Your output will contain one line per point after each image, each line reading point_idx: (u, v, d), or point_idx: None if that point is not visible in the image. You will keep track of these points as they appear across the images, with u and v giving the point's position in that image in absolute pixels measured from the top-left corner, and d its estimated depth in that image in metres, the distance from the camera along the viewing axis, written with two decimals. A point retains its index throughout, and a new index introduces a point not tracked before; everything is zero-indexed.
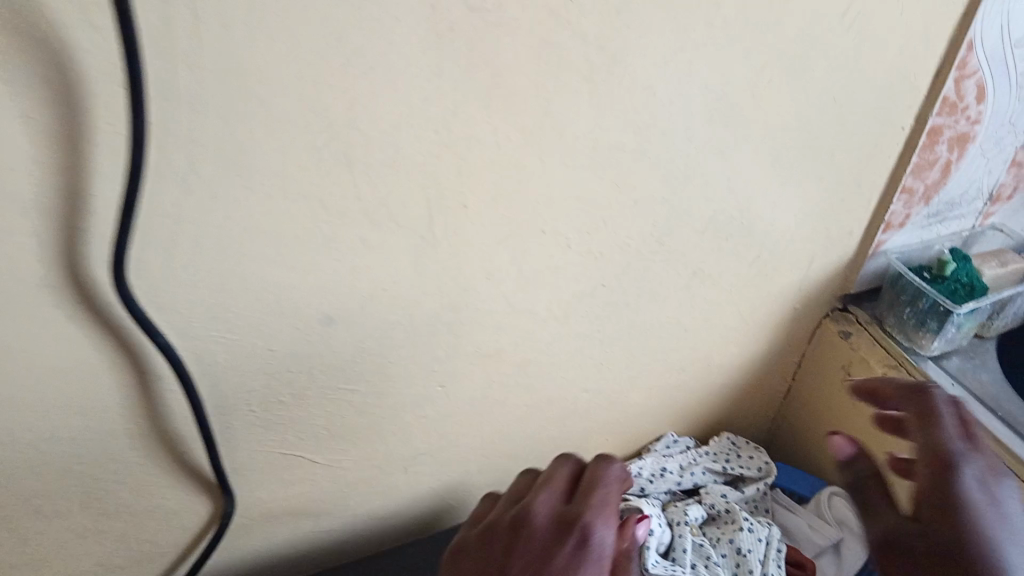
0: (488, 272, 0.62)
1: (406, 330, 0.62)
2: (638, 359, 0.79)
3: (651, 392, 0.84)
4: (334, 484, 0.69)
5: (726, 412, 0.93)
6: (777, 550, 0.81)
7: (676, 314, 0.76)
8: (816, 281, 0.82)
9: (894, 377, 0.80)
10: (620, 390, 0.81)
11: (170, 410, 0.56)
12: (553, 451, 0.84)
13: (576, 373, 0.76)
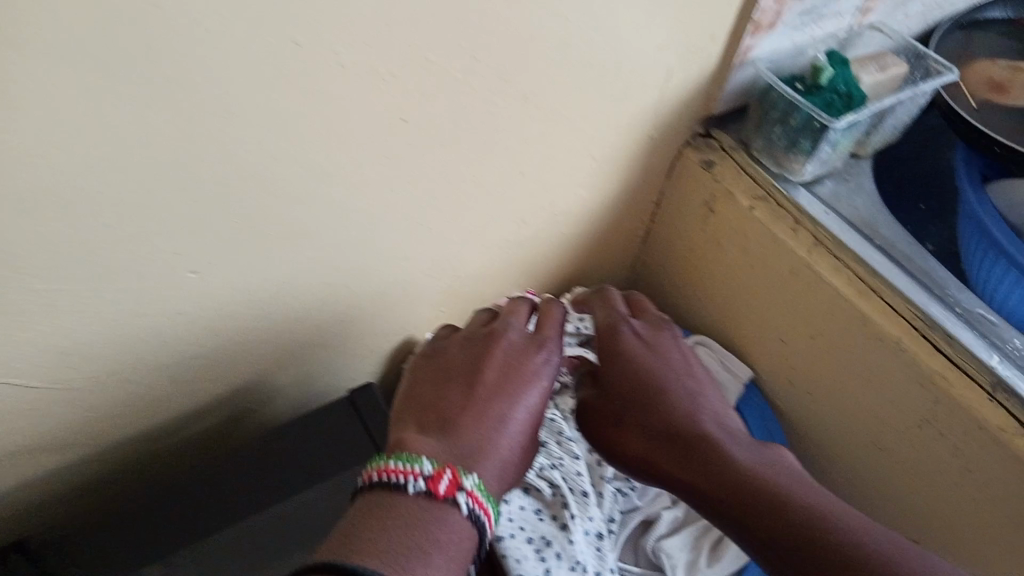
0: (232, 126, 0.44)
1: (121, 214, 0.43)
2: (465, 211, 0.64)
3: (484, 246, 0.70)
4: (74, 404, 0.54)
5: (578, 263, 0.81)
6: None
7: (505, 153, 0.61)
8: (673, 104, 0.68)
9: (761, 209, 0.69)
10: (446, 248, 0.67)
11: None
12: (374, 325, 0.70)
13: (387, 237, 0.60)
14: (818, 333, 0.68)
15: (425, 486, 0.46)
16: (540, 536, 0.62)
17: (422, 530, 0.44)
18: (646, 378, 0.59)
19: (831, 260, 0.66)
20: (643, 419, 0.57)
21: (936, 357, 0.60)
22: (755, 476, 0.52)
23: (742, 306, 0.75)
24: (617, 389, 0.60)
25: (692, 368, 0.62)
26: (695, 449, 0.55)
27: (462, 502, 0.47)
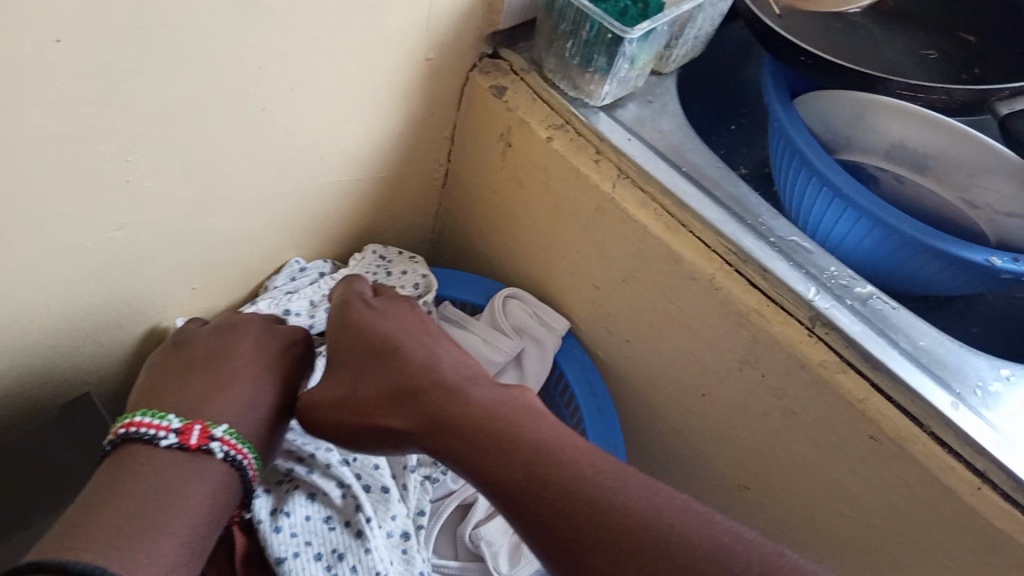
0: None
1: None
2: (193, 153, 0.51)
3: (235, 200, 0.57)
4: None
5: (367, 216, 0.70)
6: None
7: (233, 81, 0.48)
8: (448, 18, 0.57)
9: (559, 139, 0.61)
10: (181, 203, 0.54)
11: None
12: (103, 299, 0.56)
13: (80, 185, 0.47)
14: (631, 276, 0.61)
15: (177, 441, 0.48)
16: (329, 546, 0.54)
17: (148, 515, 0.44)
18: (381, 341, 0.55)
19: (637, 192, 0.58)
20: (378, 384, 0.52)
21: (752, 293, 0.54)
22: (485, 417, 0.47)
23: (550, 251, 0.67)
24: (354, 356, 0.55)
25: (433, 327, 0.58)
26: (426, 403, 0.50)
27: (216, 450, 0.49)
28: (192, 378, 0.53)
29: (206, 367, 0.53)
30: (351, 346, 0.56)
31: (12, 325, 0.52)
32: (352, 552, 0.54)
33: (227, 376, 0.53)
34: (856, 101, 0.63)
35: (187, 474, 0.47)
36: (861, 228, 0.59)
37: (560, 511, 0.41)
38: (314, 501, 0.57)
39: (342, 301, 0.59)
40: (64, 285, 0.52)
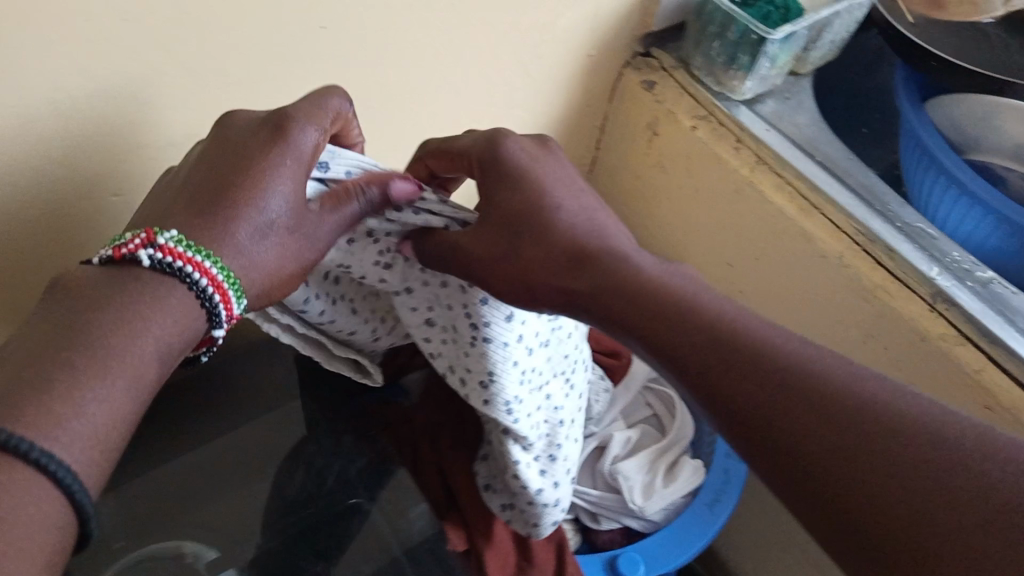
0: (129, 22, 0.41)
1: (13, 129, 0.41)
2: (398, 130, 0.61)
3: None
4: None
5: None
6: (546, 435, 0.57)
7: (437, 66, 0.58)
8: (610, 19, 0.65)
9: (703, 128, 0.68)
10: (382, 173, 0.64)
11: None
12: None
13: None
14: (764, 254, 0.67)
15: (108, 255, 0.39)
16: (471, 312, 0.48)
17: (75, 339, 0.36)
18: (537, 206, 0.45)
19: (774, 176, 0.65)
20: (534, 243, 0.44)
21: (877, 271, 0.60)
22: (655, 287, 0.42)
23: (687, 230, 0.74)
24: (501, 216, 0.45)
25: (589, 200, 0.47)
26: (589, 265, 0.43)
27: (147, 259, 0.39)
28: (214, 175, 0.42)
29: (240, 161, 0.42)
30: (494, 206, 0.46)
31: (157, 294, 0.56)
32: (468, 366, 0.49)
33: (251, 184, 0.41)
34: (984, 105, 0.68)
35: (127, 329, 0.37)
36: (987, 225, 0.63)
37: (780, 400, 0.35)
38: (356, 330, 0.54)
39: (447, 142, 0.48)
40: None
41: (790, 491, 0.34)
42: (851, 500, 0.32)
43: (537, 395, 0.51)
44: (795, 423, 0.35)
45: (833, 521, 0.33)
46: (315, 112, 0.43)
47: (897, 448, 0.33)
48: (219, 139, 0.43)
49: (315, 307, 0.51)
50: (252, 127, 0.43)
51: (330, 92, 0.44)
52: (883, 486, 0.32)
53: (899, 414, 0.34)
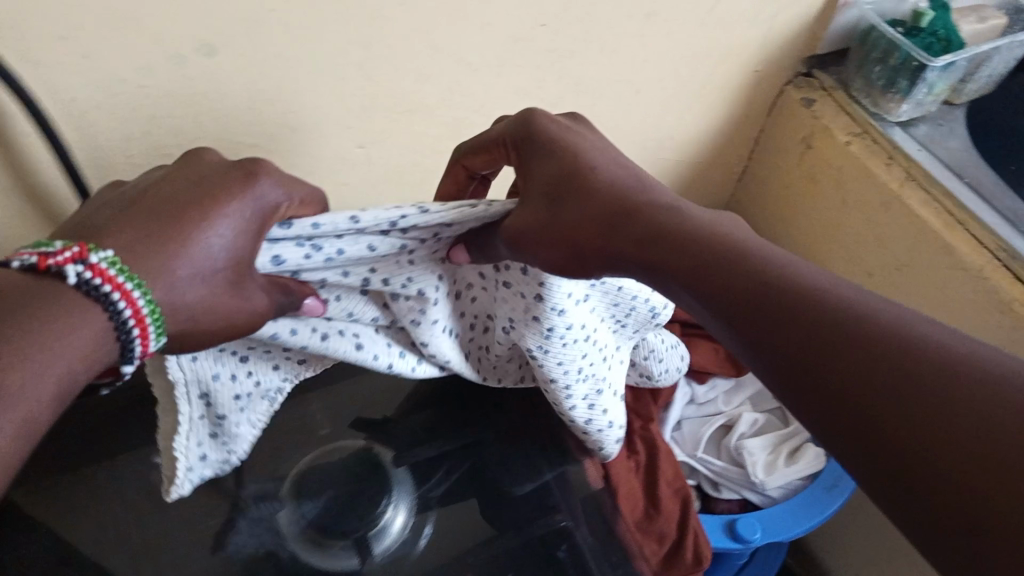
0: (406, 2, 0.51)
1: (304, 80, 0.52)
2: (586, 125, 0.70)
3: None
4: None
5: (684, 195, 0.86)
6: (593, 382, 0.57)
7: (628, 70, 0.66)
8: (781, 40, 0.72)
9: (857, 144, 0.74)
10: None
11: (40, 169, 0.49)
12: None
13: None
14: (906, 266, 0.72)
15: (33, 261, 0.34)
16: (499, 264, 0.51)
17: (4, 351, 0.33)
18: (576, 169, 0.46)
19: (922, 193, 0.70)
20: (580, 204, 0.45)
21: (1017, 287, 0.64)
22: (707, 235, 0.40)
23: (831, 241, 0.80)
24: (545, 184, 0.46)
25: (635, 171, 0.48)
26: (635, 218, 0.43)
27: (72, 274, 0.34)
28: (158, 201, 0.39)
29: (173, 204, 0.39)
30: (535, 178, 0.47)
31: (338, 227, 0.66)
32: (512, 317, 0.53)
33: (182, 230, 0.38)
34: None
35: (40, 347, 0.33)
36: None
37: (808, 342, 0.32)
38: (366, 347, 0.52)
39: (482, 138, 0.52)
40: None
41: (843, 442, 0.29)
42: (906, 443, 0.27)
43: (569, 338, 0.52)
44: (830, 368, 0.30)
45: (886, 479, 0.28)
46: (275, 173, 0.41)
47: (944, 374, 0.28)
48: (184, 171, 0.41)
49: (316, 333, 0.49)
50: (218, 169, 0.40)
51: (249, 156, 0.42)
52: (946, 440, 0.26)
53: (934, 343, 0.29)
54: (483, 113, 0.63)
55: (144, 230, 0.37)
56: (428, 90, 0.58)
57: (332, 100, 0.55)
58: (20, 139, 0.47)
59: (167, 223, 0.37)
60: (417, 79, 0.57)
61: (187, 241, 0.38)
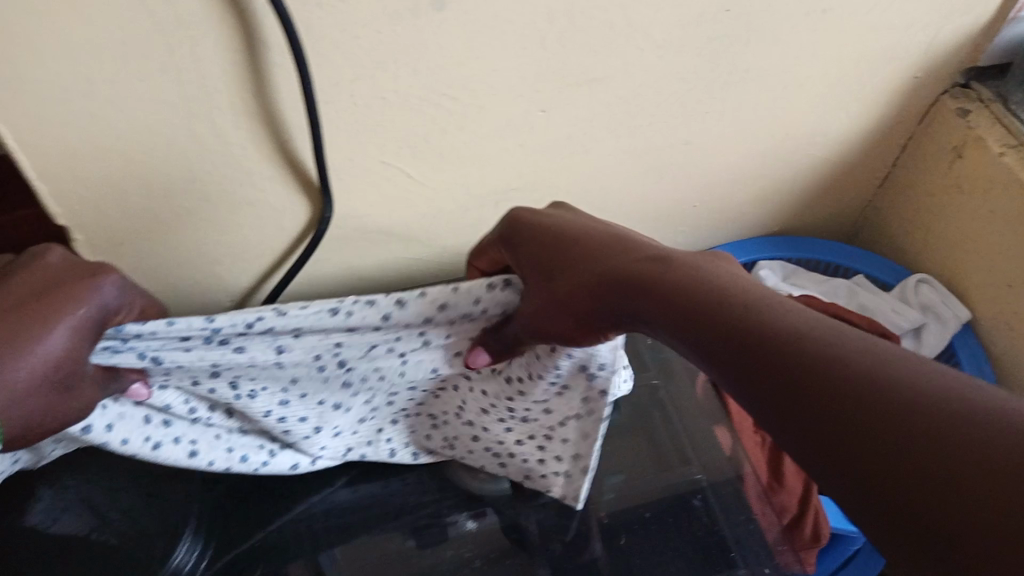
0: None
1: (510, 43, 0.58)
2: (746, 114, 0.73)
3: (749, 157, 0.79)
4: (421, 203, 0.70)
5: (825, 193, 0.88)
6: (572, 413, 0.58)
7: (796, 63, 0.69)
8: (945, 50, 0.74)
9: (1011, 156, 0.75)
10: (721, 148, 0.76)
11: (282, 107, 0.57)
12: (644, 210, 0.81)
13: (678, 118, 0.71)
14: None
15: None
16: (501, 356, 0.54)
17: None
18: (564, 251, 0.48)
19: None
20: (569, 278, 0.47)
21: None
22: (689, 285, 0.43)
23: (974, 249, 0.82)
24: (540, 265, 0.49)
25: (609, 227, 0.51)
26: (623, 281, 0.45)
27: None
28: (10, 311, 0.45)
29: (29, 304, 0.45)
30: (528, 259, 0.50)
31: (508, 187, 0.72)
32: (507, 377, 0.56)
33: (21, 342, 0.44)
34: None
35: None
36: None
37: (814, 394, 0.34)
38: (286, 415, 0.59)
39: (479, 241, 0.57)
40: (635, 186, 0.77)
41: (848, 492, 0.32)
42: (889, 497, 0.31)
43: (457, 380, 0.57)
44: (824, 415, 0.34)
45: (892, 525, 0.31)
46: (83, 298, 0.46)
47: (932, 403, 0.31)
48: (33, 271, 0.47)
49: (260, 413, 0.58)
50: (62, 271, 0.48)
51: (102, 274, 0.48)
52: (912, 468, 0.30)
53: (922, 376, 0.33)
54: (657, 91, 0.67)
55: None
56: (612, 63, 0.63)
57: (530, 64, 0.60)
58: (272, 69, 0.54)
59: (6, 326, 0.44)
60: (606, 53, 0.62)
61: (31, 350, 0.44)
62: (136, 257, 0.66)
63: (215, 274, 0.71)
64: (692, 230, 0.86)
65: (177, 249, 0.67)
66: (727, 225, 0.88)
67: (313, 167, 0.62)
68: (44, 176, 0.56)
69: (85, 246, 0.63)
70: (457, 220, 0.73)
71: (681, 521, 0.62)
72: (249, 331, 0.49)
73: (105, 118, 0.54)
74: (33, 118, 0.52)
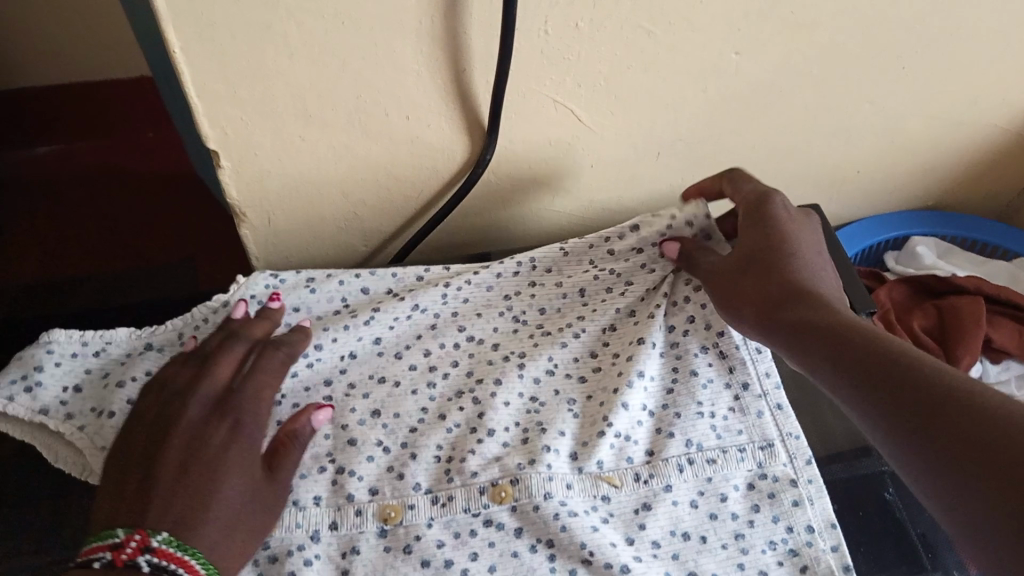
0: None
1: None
2: (942, 73, 0.66)
3: (929, 122, 0.72)
4: (585, 152, 0.64)
5: (996, 165, 0.81)
6: (761, 474, 0.54)
7: (1012, 19, 0.62)
8: None
9: None
10: (903, 111, 0.70)
11: (470, 35, 0.51)
12: (804, 173, 0.75)
13: (872, 73, 0.64)
14: None
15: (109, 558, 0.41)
16: (739, 404, 0.57)
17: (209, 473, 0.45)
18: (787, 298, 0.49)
19: None
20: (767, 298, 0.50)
21: None
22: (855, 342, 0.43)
23: None
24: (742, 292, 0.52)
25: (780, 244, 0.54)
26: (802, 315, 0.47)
27: (143, 564, 0.40)
28: (185, 457, 0.46)
29: (189, 468, 0.45)
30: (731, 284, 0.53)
31: (677, 142, 0.66)
32: (715, 432, 0.55)
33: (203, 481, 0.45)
34: None
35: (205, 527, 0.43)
36: None
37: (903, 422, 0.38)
38: (447, 414, 0.55)
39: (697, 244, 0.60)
40: (805, 145, 0.71)
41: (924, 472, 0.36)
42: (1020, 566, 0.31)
43: (700, 478, 0.53)
44: (877, 390, 0.40)
45: (936, 457, 0.36)
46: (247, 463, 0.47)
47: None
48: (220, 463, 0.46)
49: (445, 471, 0.53)
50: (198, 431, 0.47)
51: (229, 341, 0.53)
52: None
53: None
54: (857, 41, 0.60)
55: (250, 385, 0.51)
56: (824, 7, 0.56)
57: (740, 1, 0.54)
58: None
59: (252, 461, 0.48)
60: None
61: (226, 382, 0.51)
62: (281, 191, 0.61)
63: (356, 218, 0.66)
64: (848, 195, 0.80)
65: (323, 186, 0.61)
66: (883, 195, 0.81)
67: (485, 103, 0.57)
68: (204, 97, 0.51)
69: (232, 174, 0.58)
70: (616, 172, 0.68)
71: (870, 515, 0.57)
72: None
73: (278, 32, 0.48)
74: (205, 29, 0.47)
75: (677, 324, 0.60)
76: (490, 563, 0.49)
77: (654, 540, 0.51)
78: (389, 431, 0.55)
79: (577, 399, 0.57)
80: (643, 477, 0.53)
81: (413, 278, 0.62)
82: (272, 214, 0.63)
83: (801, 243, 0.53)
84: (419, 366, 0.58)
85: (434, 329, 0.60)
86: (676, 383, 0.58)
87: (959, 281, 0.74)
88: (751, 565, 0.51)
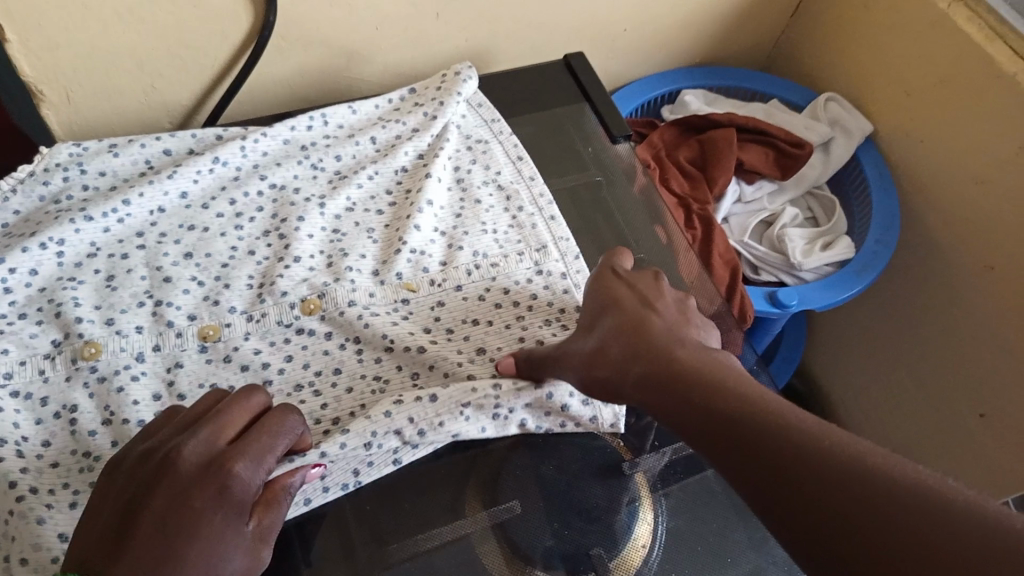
0: None
1: None
2: None
3: None
4: (369, 14, 0.69)
5: (747, 18, 0.92)
6: (531, 266, 0.64)
7: None
8: None
9: None
10: None
11: None
12: (579, 31, 0.83)
13: None
14: (943, 82, 0.80)
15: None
16: (517, 219, 0.66)
17: (182, 532, 0.41)
18: (650, 361, 0.48)
19: (971, 13, 0.77)
20: (629, 361, 0.49)
21: None
22: (721, 404, 0.43)
23: (871, 67, 0.88)
24: (601, 351, 0.51)
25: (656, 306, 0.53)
26: (661, 377, 0.47)
27: None
28: (161, 519, 0.41)
29: (164, 524, 0.41)
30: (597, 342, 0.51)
31: (455, 1, 0.72)
32: (496, 242, 0.65)
33: (173, 542, 0.40)
34: None
35: None
36: None
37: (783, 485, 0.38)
38: (257, 250, 0.62)
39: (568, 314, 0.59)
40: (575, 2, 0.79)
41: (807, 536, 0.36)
42: None
43: (485, 278, 0.62)
44: (742, 456, 0.40)
45: (804, 525, 0.36)
46: (223, 527, 0.42)
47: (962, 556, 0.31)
48: (185, 523, 0.41)
49: (257, 295, 0.59)
50: (180, 482, 0.42)
51: (253, 387, 0.48)
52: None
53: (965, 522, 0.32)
54: None
55: (255, 436, 0.44)
56: None
57: None
58: None
59: (228, 527, 0.42)
60: None
61: (236, 430, 0.45)
62: (74, 66, 0.63)
63: (154, 92, 0.68)
64: (623, 51, 0.89)
65: (115, 59, 0.64)
66: (655, 50, 0.91)
67: None
68: None
69: (20, 51, 0.60)
70: (402, 34, 0.73)
71: None
72: (301, 389, 0.55)
73: None
74: None
75: (461, 165, 0.70)
76: (307, 362, 0.57)
77: (448, 328, 0.60)
78: (202, 268, 0.60)
79: (376, 228, 0.65)
80: (436, 281, 0.62)
81: (212, 138, 0.68)
82: (69, 90, 0.65)
83: (666, 309, 0.53)
84: (227, 213, 0.63)
85: (237, 181, 0.65)
86: (462, 210, 0.67)
87: (716, 119, 0.85)
88: (534, 337, 0.60)
